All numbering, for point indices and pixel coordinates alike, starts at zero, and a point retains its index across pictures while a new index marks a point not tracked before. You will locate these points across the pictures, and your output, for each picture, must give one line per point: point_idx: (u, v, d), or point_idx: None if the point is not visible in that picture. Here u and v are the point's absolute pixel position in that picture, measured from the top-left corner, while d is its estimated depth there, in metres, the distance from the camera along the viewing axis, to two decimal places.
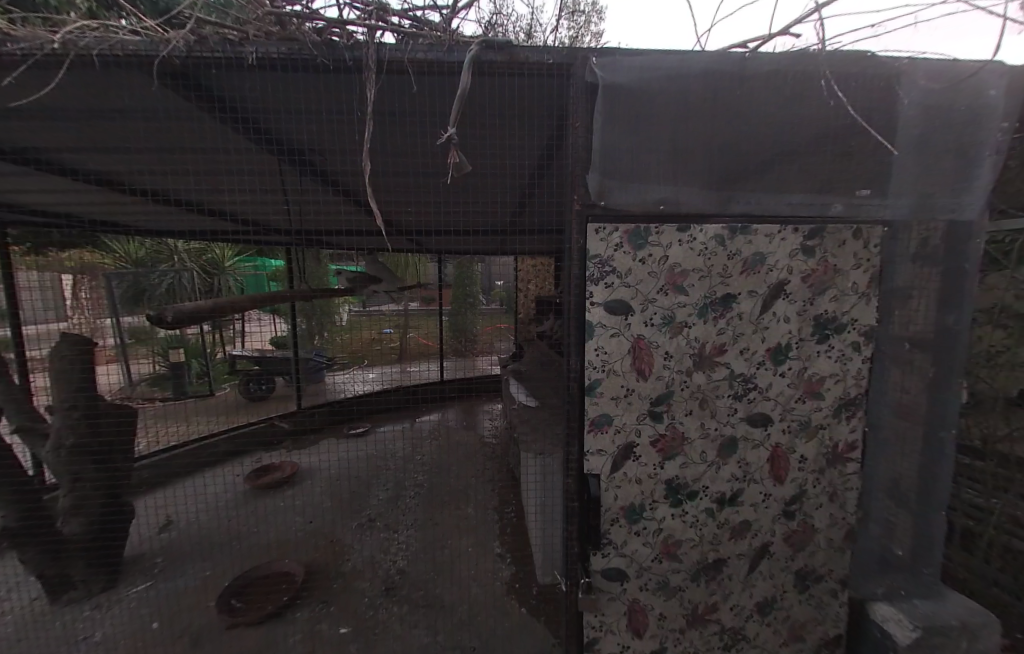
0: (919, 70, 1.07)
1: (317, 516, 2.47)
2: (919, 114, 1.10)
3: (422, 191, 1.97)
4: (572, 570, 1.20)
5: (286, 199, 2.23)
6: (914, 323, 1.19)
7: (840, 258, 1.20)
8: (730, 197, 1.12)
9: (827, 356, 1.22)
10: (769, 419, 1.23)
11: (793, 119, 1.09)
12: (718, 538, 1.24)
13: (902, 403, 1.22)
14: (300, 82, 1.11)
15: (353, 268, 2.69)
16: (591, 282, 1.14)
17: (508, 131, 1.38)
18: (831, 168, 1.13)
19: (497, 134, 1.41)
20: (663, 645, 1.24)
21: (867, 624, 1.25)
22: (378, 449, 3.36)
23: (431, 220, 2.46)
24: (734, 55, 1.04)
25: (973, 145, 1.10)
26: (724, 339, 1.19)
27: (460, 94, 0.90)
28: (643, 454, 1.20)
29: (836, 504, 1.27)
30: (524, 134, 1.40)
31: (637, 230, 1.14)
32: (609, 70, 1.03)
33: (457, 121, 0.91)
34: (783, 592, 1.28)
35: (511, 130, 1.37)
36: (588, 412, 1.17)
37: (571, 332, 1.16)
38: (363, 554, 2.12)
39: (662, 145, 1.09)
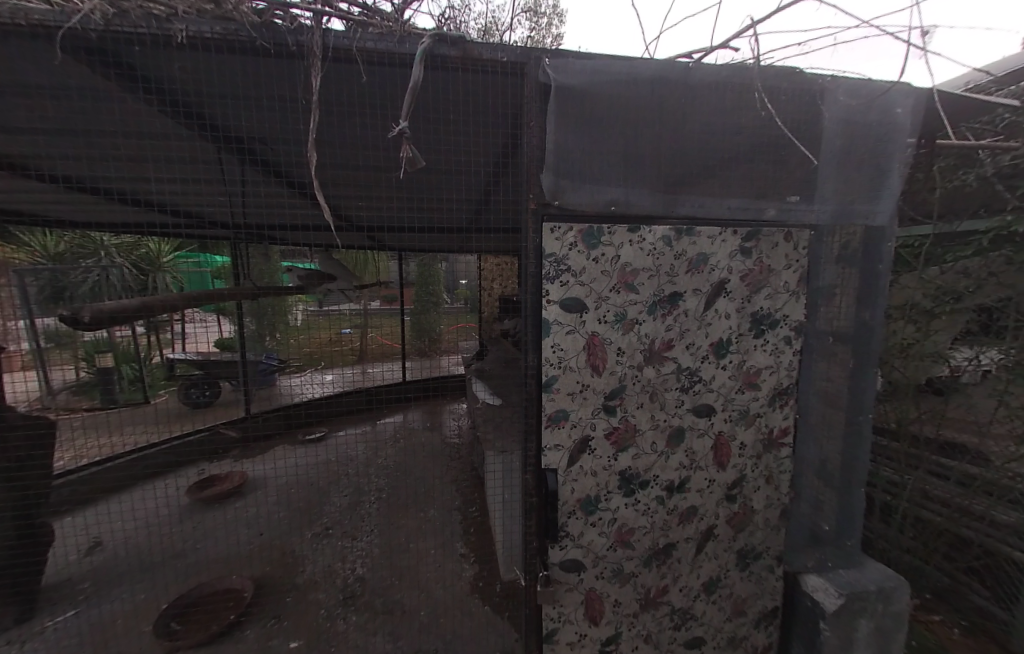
0: (838, 88, 1.18)
1: (269, 528, 2.34)
2: (840, 128, 1.21)
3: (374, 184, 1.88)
4: (530, 564, 1.22)
5: (229, 190, 2.07)
6: (837, 319, 1.31)
7: (774, 258, 1.29)
8: (677, 201, 1.17)
9: (762, 349, 1.32)
10: (713, 410, 1.31)
11: (731, 128, 1.16)
12: (668, 524, 1.30)
13: (828, 390, 1.34)
14: (238, 65, 1.03)
15: (308, 266, 2.86)
16: (546, 280, 1.15)
17: (462, 128, 1.36)
18: (765, 175, 1.21)
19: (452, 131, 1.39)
20: (618, 630, 1.29)
21: (799, 593, 1.36)
22: (336, 455, 3.21)
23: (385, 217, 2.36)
24: (678, 65, 1.10)
25: (885, 157, 1.22)
26: (672, 335, 1.26)
27: (411, 86, 0.88)
28: (598, 447, 1.24)
29: (771, 486, 1.38)
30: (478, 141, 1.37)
31: (590, 229, 1.17)
32: (562, 71, 1.05)
33: (409, 114, 0.89)
34: (726, 571, 1.37)
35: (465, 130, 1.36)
36: (546, 408, 1.19)
37: (528, 330, 1.17)
38: (321, 565, 2.03)
39: (613, 147, 1.12)
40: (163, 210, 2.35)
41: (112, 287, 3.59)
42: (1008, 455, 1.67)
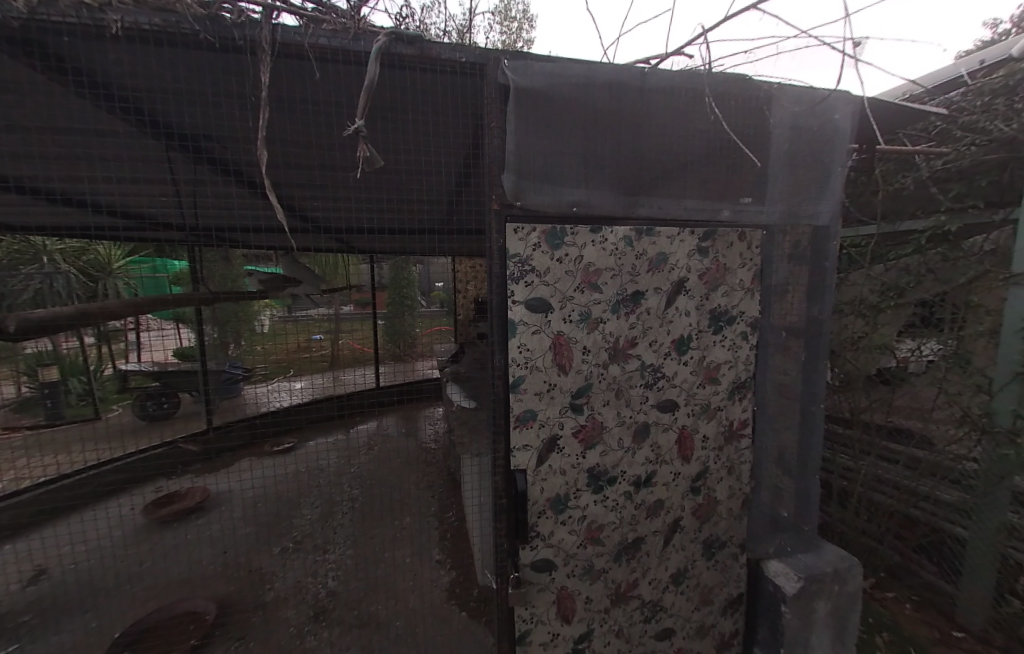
0: (784, 96, 1.25)
1: (234, 545, 2.22)
2: (786, 132, 1.27)
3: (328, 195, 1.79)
4: (501, 567, 1.21)
5: (182, 190, 1.97)
6: (790, 314, 1.37)
7: (729, 257, 1.34)
8: (637, 201, 1.20)
9: (721, 345, 1.37)
10: (676, 404, 1.34)
11: (686, 132, 1.20)
12: (636, 519, 1.32)
13: (783, 382, 1.40)
14: (182, 60, 0.99)
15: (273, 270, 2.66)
16: (511, 280, 1.15)
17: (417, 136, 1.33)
18: (719, 178, 1.26)
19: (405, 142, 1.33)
20: (590, 627, 1.30)
21: (762, 579, 1.41)
22: (305, 467, 3.09)
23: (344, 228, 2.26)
24: (635, 71, 1.13)
25: (827, 161, 1.30)
26: (635, 332, 1.28)
27: (366, 85, 0.87)
28: (566, 445, 1.25)
29: (733, 477, 1.43)
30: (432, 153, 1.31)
31: (553, 230, 1.18)
32: (521, 72, 1.06)
33: (365, 113, 0.88)
34: (693, 561, 1.40)
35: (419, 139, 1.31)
36: (513, 409, 1.19)
37: (493, 332, 1.17)
38: (289, 581, 1.95)
39: (574, 149, 1.14)
40: (107, 211, 2.21)
41: (55, 294, 3.31)
42: (948, 437, 1.79)
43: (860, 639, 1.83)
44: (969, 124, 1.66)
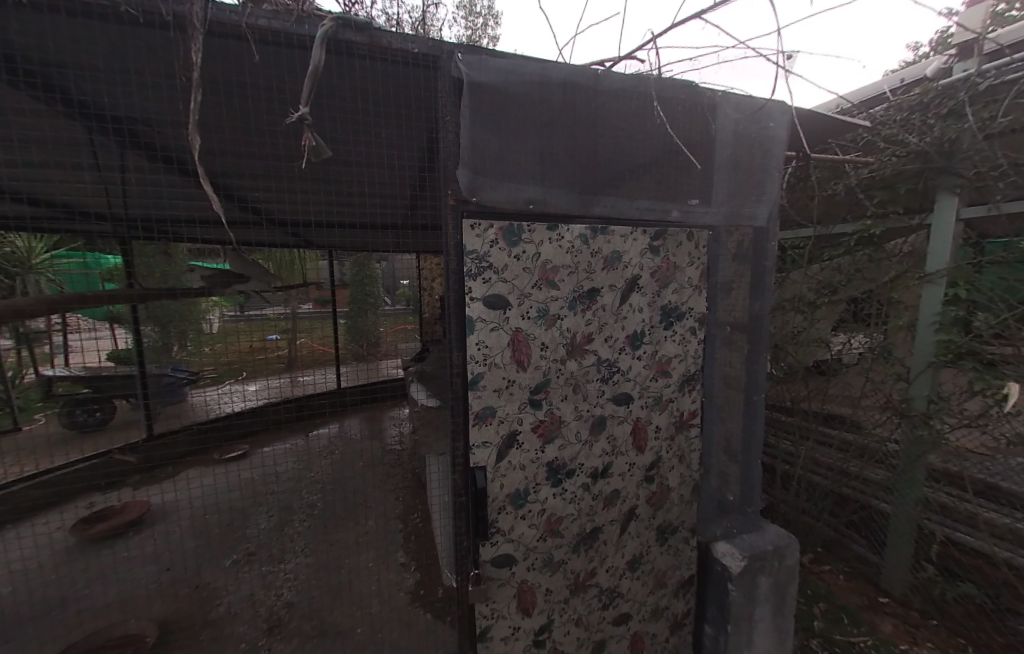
0: (726, 103, 1.33)
1: (178, 562, 2.07)
2: (729, 137, 1.35)
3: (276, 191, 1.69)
4: (461, 564, 1.21)
5: (111, 178, 1.80)
6: (735, 310, 1.46)
7: (679, 256, 1.40)
8: (592, 201, 1.23)
9: (672, 339, 1.43)
10: (631, 398, 1.39)
11: (637, 134, 1.25)
12: (594, 509, 1.36)
13: (728, 374, 1.49)
14: (98, 33, 0.90)
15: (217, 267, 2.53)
16: (468, 277, 1.14)
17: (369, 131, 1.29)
18: (669, 179, 1.31)
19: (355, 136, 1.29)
20: (550, 618, 1.32)
21: (711, 560, 1.50)
22: (260, 474, 2.93)
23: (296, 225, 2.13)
24: (588, 73, 1.16)
25: (765, 165, 1.39)
26: (591, 329, 1.32)
27: (309, 71, 0.83)
28: (525, 440, 1.26)
29: (684, 465, 1.50)
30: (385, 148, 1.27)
31: (511, 227, 1.18)
32: (475, 67, 1.05)
33: (309, 101, 0.84)
34: (648, 547, 1.46)
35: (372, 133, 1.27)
36: (472, 406, 1.19)
37: (450, 329, 1.16)
38: (240, 595, 1.84)
39: (529, 147, 1.15)
40: (20, 199, 1.97)
41: None
42: (874, 422, 1.99)
43: (800, 610, 1.99)
44: (889, 137, 1.82)
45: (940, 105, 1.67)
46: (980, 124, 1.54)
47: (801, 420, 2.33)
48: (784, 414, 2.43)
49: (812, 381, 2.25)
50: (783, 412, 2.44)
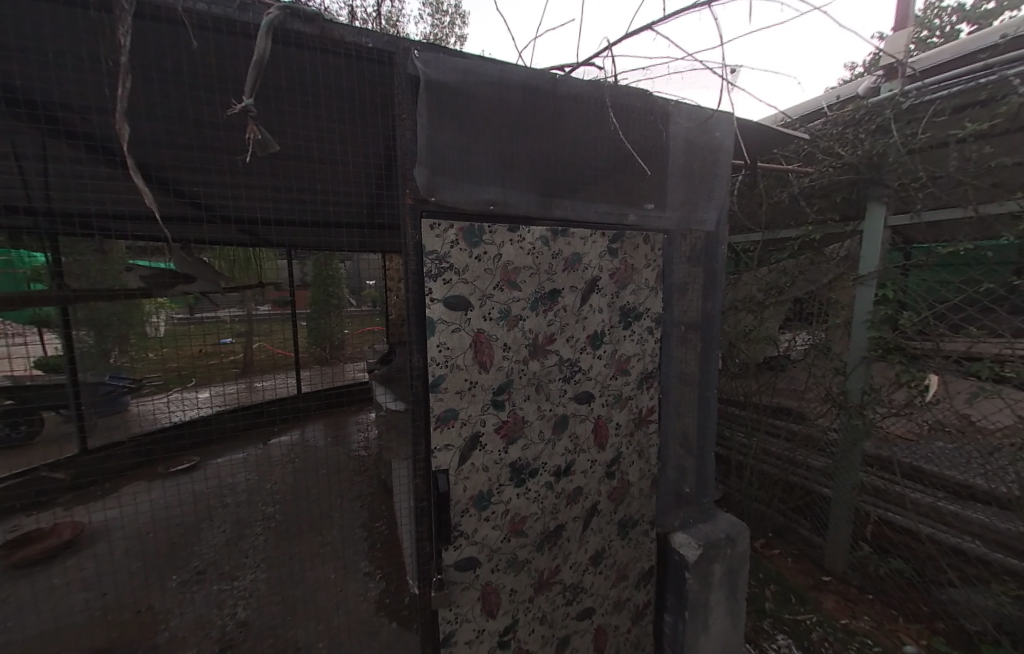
0: (677, 113, 1.40)
1: (118, 586, 1.90)
2: (680, 144, 1.42)
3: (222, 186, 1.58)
4: (423, 570, 1.19)
5: (32, 167, 1.62)
6: (688, 310, 1.54)
7: (636, 258, 1.44)
8: (551, 203, 1.26)
9: (631, 339, 1.47)
10: (592, 396, 1.42)
11: (595, 139, 1.28)
12: (557, 507, 1.38)
13: (683, 370, 1.56)
14: (5, 6, 0.81)
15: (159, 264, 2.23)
16: (428, 278, 1.12)
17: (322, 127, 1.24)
18: (626, 184, 1.36)
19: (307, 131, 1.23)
20: (515, 618, 1.32)
21: (669, 550, 1.56)
22: (211, 487, 2.75)
23: (246, 224, 1.99)
24: (546, 77, 1.19)
25: (712, 173, 1.48)
26: (553, 329, 1.33)
27: (253, 60, 0.80)
28: (488, 441, 1.26)
29: (644, 459, 1.55)
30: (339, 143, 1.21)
31: (471, 227, 1.17)
32: (431, 65, 1.04)
33: (254, 92, 0.81)
34: (610, 542, 1.50)
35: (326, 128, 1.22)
36: (433, 409, 1.17)
37: (410, 331, 1.13)
38: (189, 618, 1.71)
39: (488, 148, 1.15)
40: None
41: None
42: (816, 413, 2.15)
43: (753, 593, 2.11)
44: (826, 149, 1.99)
45: (870, 121, 1.83)
46: (903, 139, 1.72)
47: (752, 412, 2.49)
48: (738, 408, 2.59)
49: (761, 375, 2.41)
50: (737, 406, 2.59)
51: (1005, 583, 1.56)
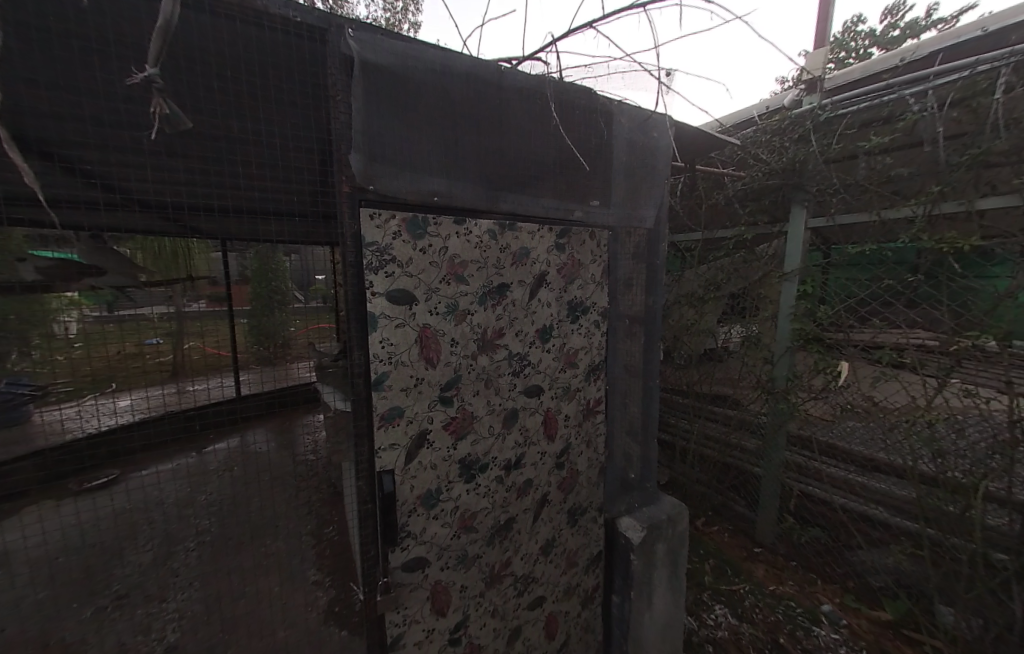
0: (619, 113, 1.45)
1: (16, 621, 1.67)
2: (622, 143, 1.48)
3: (131, 166, 1.40)
4: (368, 575, 1.15)
5: None
6: (631, 305, 1.61)
7: (583, 253, 1.47)
8: (498, 196, 1.25)
9: (578, 332, 1.51)
10: (541, 389, 1.44)
11: (540, 133, 1.30)
12: (508, 501, 1.39)
13: (628, 362, 1.64)
14: None
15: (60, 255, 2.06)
16: (368, 270, 1.06)
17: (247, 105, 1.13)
18: (572, 179, 1.39)
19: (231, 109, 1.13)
20: (466, 614, 1.32)
21: (616, 535, 1.63)
22: (136, 503, 2.48)
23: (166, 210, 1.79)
24: (490, 68, 1.18)
25: (651, 173, 1.56)
26: (502, 323, 1.33)
27: (157, 27, 0.74)
28: (436, 439, 1.23)
29: (592, 449, 1.60)
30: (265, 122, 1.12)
31: (415, 218, 1.12)
32: (367, 46, 1.00)
33: (158, 61, 0.76)
34: (560, 531, 1.53)
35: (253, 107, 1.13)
36: (376, 407, 1.12)
37: (350, 326, 1.07)
38: (107, 649, 1.54)
39: (431, 136, 1.12)
40: None
41: None
42: (749, 399, 2.33)
43: (695, 568, 2.27)
44: (756, 155, 2.16)
45: (792, 131, 2.01)
46: (821, 149, 1.90)
47: (695, 400, 2.66)
48: (683, 396, 2.75)
49: (702, 366, 2.58)
50: (682, 395, 2.75)
51: (901, 543, 1.79)
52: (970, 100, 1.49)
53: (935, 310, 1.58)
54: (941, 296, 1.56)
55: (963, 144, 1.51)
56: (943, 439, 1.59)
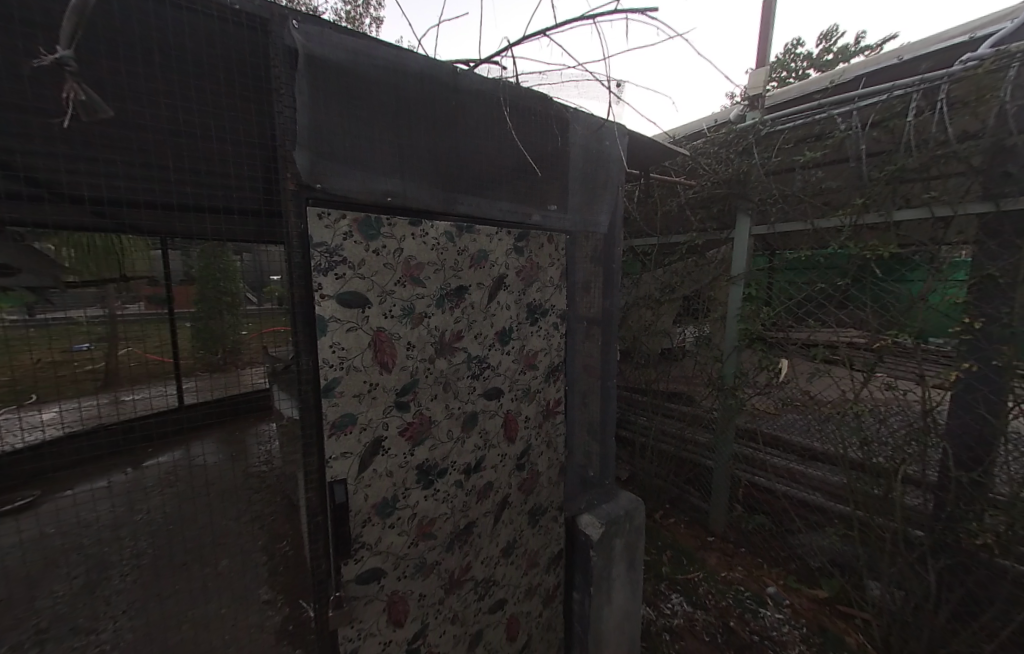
0: (574, 120, 1.50)
1: None
2: (577, 149, 1.52)
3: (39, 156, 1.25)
4: (319, 591, 1.10)
5: None
6: (588, 306, 1.66)
7: (541, 256, 1.49)
8: (455, 198, 1.25)
9: (537, 334, 1.52)
10: (501, 391, 1.45)
11: (496, 136, 1.31)
12: (467, 505, 1.38)
13: (586, 362, 1.68)
14: None
15: None
16: (317, 272, 1.01)
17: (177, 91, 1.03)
18: (528, 183, 1.41)
19: (157, 97, 1.03)
20: (425, 622, 1.29)
21: (576, 532, 1.67)
22: (57, 527, 2.22)
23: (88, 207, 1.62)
24: (445, 70, 1.18)
25: (605, 179, 1.62)
26: (461, 326, 1.32)
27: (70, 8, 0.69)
28: (392, 445, 1.19)
29: (552, 449, 1.62)
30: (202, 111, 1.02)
31: (367, 218, 1.08)
32: (313, 39, 0.96)
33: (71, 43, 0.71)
34: (521, 532, 1.54)
35: (186, 97, 1.03)
36: (326, 414, 1.07)
37: (296, 330, 1.02)
38: None
39: (384, 135, 1.10)
40: None
41: None
42: (702, 395, 2.46)
43: (654, 560, 2.36)
44: (705, 164, 2.28)
45: (737, 144, 2.14)
46: (762, 161, 2.05)
47: (653, 398, 2.77)
48: (642, 394, 2.86)
49: (659, 365, 2.69)
50: (642, 393, 2.86)
51: (834, 525, 1.95)
52: (888, 121, 1.65)
53: (860, 311, 1.74)
54: (866, 298, 1.71)
55: (882, 160, 1.67)
56: (868, 427, 1.75)
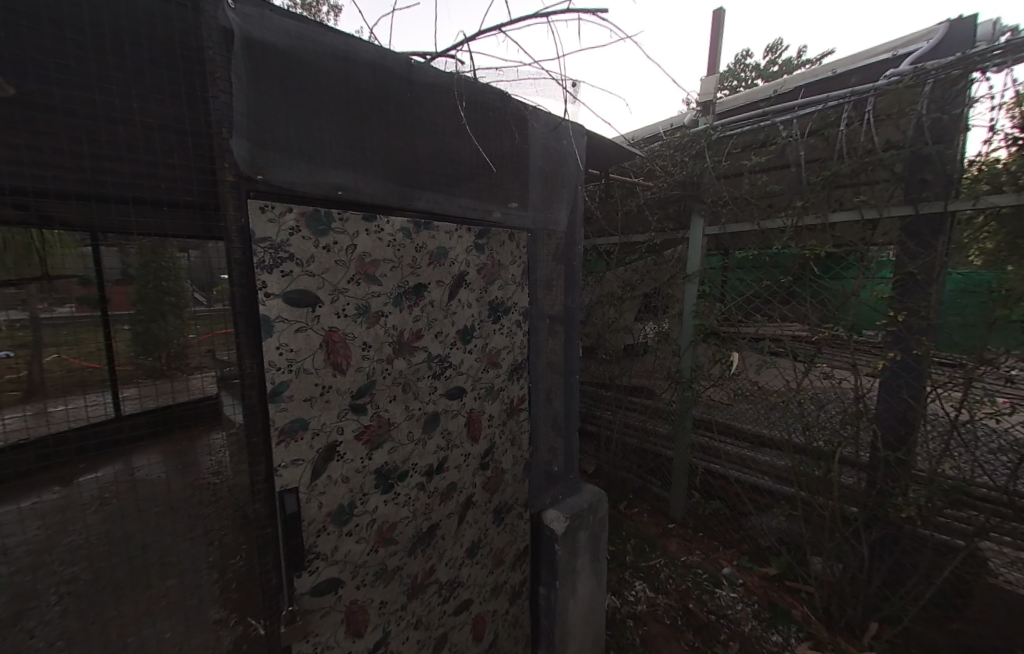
0: (532, 119, 1.50)
1: None
2: (536, 147, 1.53)
3: None
4: (269, 607, 1.04)
5: None
6: (550, 304, 1.68)
7: (502, 254, 1.48)
8: (411, 194, 1.22)
9: (500, 332, 1.52)
10: (464, 390, 1.43)
11: (453, 131, 1.29)
12: (430, 507, 1.35)
13: (549, 359, 1.70)
14: None
15: None
16: (260, 269, 0.94)
17: None
18: (488, 180, 1.40)
19: None
20: (386, 630, 1.26)
21: (541, 528, 1.69)
22: None
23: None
24: (399, 61, 1.14)
25: (563, 178, 1.65)
26: (420, 325, 1.29)
27: None
28: (348, 450, 1.14)
29: (517, 447, 1.62)
30: (126, 91, 0.90)
31: (316, 212, 1.02)
32: (251, 20, 0.89)
33: None
34: (486, 531, 1.53)
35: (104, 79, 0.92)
36: (273, 421, 1.00)
37: (238, 331, 0.94)
38: None
39: (333, 127, 1.05)
40: None
41: None
42: (662, 389, 2.55)
43: (619, 549, 2.43)
44: (661, 166, 2.37)
45: (691, 147, 2.24)
46: (713, 165, 2.16)
47: (617, 392, 2.85)
48: (606, 389, 2.94)
49: (622, 360, 2.77)
50: (606, 388, 2.94)
51: (781, 506, 2.09)
52: (823, 130, 1.79)
53: (801, 306, 1.87)
54: (806, 294, 1.85)
55: (819, 166, 1.80)
56: (810, 414, 1.89)
